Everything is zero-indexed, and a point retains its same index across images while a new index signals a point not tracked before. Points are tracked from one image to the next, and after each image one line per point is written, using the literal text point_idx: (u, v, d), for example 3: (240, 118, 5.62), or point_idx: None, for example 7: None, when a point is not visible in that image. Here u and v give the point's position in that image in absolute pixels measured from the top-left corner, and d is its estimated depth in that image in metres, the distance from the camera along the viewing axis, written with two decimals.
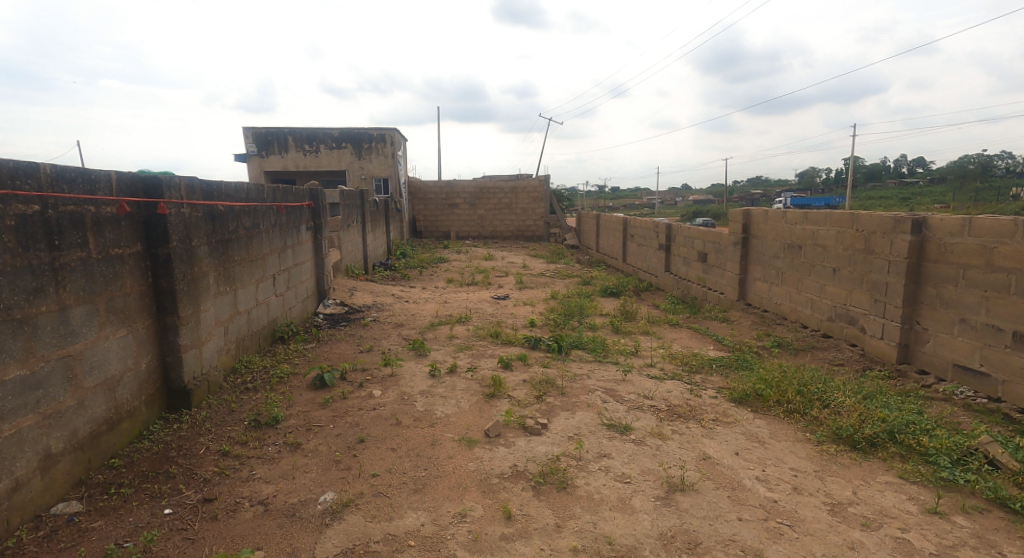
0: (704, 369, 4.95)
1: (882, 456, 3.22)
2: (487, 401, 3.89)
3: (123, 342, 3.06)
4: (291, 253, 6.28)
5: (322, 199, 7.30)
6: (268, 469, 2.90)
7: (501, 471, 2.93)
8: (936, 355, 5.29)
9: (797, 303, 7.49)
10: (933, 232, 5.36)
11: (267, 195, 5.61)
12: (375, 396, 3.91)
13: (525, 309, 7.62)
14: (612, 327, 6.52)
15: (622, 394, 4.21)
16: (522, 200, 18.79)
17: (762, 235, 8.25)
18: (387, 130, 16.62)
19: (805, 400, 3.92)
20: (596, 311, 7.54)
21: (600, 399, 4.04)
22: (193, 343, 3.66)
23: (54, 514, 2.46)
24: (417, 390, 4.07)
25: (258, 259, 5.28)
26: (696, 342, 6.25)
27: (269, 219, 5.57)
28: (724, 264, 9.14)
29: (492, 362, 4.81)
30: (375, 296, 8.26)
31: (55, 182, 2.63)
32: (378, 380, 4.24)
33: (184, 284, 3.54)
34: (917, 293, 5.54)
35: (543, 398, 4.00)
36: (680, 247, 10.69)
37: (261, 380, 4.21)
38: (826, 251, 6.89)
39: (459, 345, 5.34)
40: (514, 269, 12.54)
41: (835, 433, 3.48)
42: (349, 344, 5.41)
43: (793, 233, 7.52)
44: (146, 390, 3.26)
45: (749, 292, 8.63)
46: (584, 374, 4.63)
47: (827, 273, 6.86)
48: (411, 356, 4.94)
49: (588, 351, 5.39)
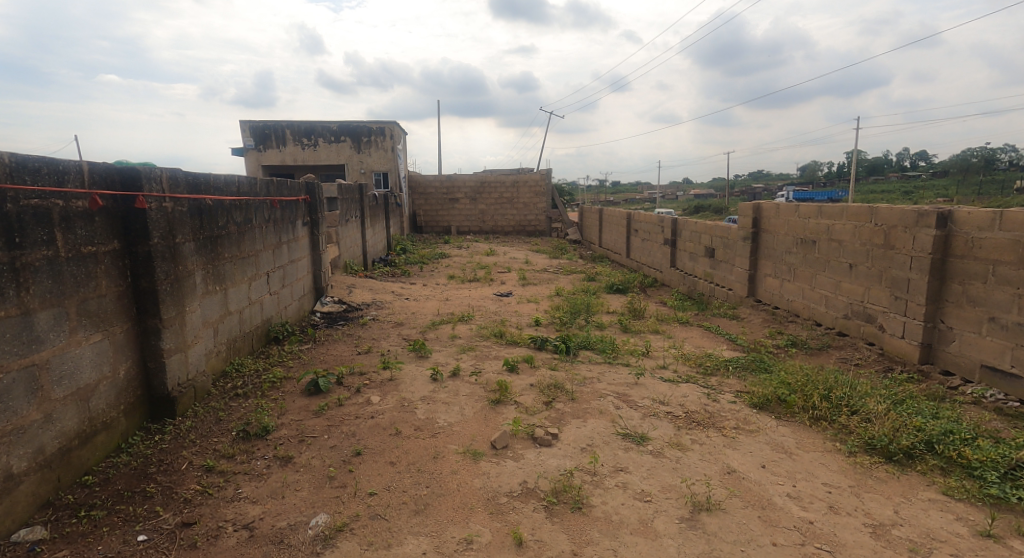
0: (720, 372, 4.73)
1: (922, 469, 2.97)
2: (493, 408, 3.65)
3: (99, 348, 2.82)
4: (286, 249, 6.02)
5: (319, 193, 7.04)
6: (255, 487, 2.65)
7: (511, 489, 2.69)
8: (963, 356, 5.05)
9: (810, 301, 7.24)
10: (958, 227, 5.13)
11: (260, 189, 5.34)
12: (372, 402, 3.67)
13: (529, 307, 7.38)
14: (620, 325, 6.29)
15: (635, 399, 3.97)
16: (523, 194, 18.53)
17: (773, 229, 7.99)
18: (386, 123, 16.39)
19: (832, 406, 3.67)
20: (603, 309, 7.31)
21: (613, 406, 3.80)
22: (178, 347, 3.41)
23: (15, 542, 2.21)
24: (418, 396, 3.83)
25: (250, 255, 5.03)
26: (708, 341, 6.01)
27: (261, 214, 5.32)
28: (733, 260, 8.89)
29: (497, 364, 4.57)
30: (375, 294, 8.03)
31: (16, 173, 2.38)
32: (377, 385, 4.00)
33: (168, 284, 3.30)
34: (941, 290, 5.30)
35: (552, 404, 3.77)
36: (686, 242, 10.45)
37: (252, 385, 3.96)
38: (842, 246, 6.65)
39: (463, 346, 5.10)
40: (516, 265, 12.31)
41: (866, 442, 3.24)
42: (346, 346, 5.16)
43: (806, 228, 7.27)
44: (124, 399, 3.02)
45: (759, 289, 8.39)
46: (594, 377, 4.39)
47: (843, 269, 6.62)
48: (412, 358, 4.70)
49: (598, 352, 5.15)
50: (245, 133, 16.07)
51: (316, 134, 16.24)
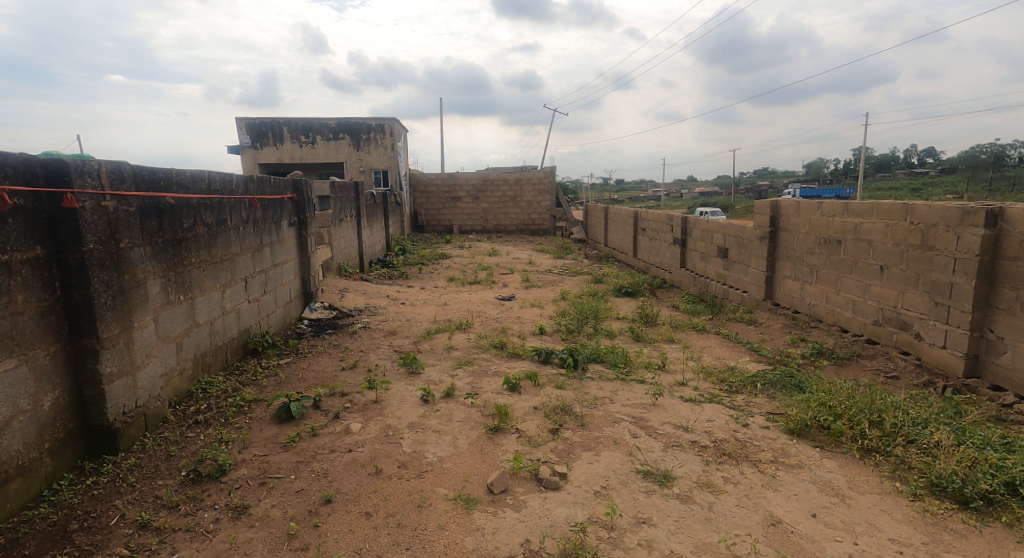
0: (747, 390, 4.23)
1: (1007, 519, 2.47)
2: (491, 438, 3.16)
3: (12, 378, 2.37)
4: (269, 252, 5.53)
5: (307, 190, 6.54)
6: (194, 552, 2.19)
7: (510, 552, 2.21)
8: (1017, 369, 4.54)
9: (835, 305, 6.71)
10: (1010, 225, 4.63)
11: (237, 186, 4.86)
12: (352, 431, 3.19)
13: (533, 313, 6.87)
14: (631, 334, 5.79)
15: (654, 425, 3.47)
16: (526, 192, 18.02)
17: (793, 229, 7.47)
18: (386, 119, 15.90)
19: (883, 435, 3.17)
20: (612, 314, 6.81)
21: (628, 434, 3.30)
22: (124, 371, 2.92)
23: None
24: (405, 423, 3.35)
25: (223, 259, 4.55)
26: (728, 351, 5.51)
27: (237, 213, 4.83)
28: (749, 261, 8.38)
29: (497, 382, 4.06)
30: (368, 298, 7.54)
31: None
32: (359, 409, 3.52)
33: (109, 296, 2.81)
34: (990, 296, 4.80)
35: (558, 432, 3.28)
36: (697, 242, 9.94)
37: (217, 409, 3.47)
38: (871, 247, 6.13)
39: (459, 360, 4.62)
40: (519, 266, 11.80)
41: (933, 483, 2.73)
42: (330, 360, 4.67)
43: (830, 227, 6.74)
44: (51, 436, 2.55)
45: (777, 291, 7.86)
46: (605, 397, 3.89)
47: (873, 271, 6.10)
48: (402, 374, 4.21)
49: (609, 367, 4.65)
50: (240, 130, 15.56)
51: (313, 131, 15.76)
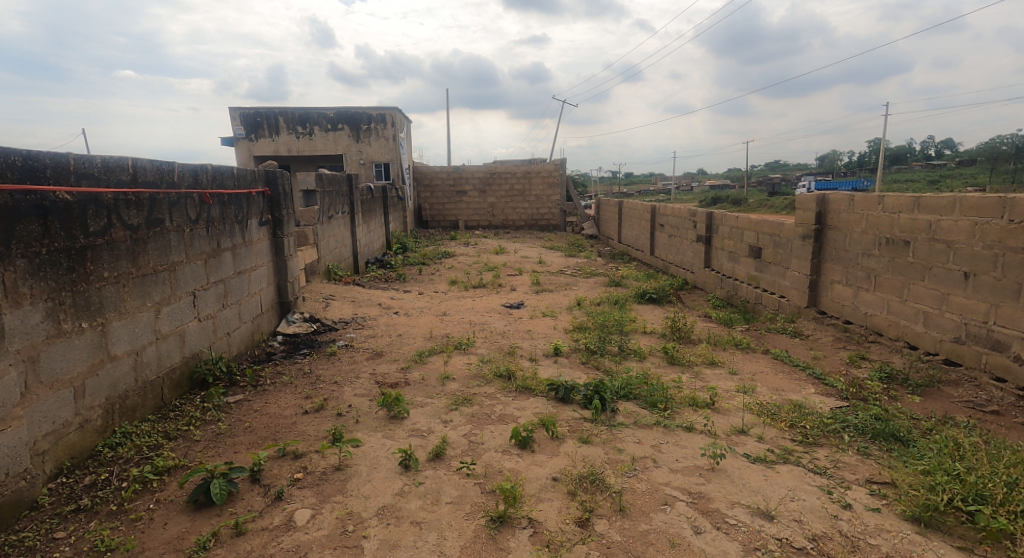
0: (829, 443, 3.23)
1: None
2: (494, 540, 2.21)
3: None
4: (230, 257, 4.56)
5: (282, 183, 5.54)
6: None
7: None
8: None
9: (899, 317, 5.66)
10: None
11: (181, 178, 3.88)
12: (296, 525, 2.25)
13: (545, 326, 5.88)
14: (663, 355, 4.81)
15: (720, 507, 2.49)
16: (536, 185, 17.00)
17: (844, 226, 6.39)
18: (387, 109, 14.88)
19: None
20: (637, 328, 5.83)
21: (688, 526, 2.34)
22: None
23: None
24: (374, 506, 2.40)
25: (160, 270, 3.59)
26: (785, 379, 4.51)
27: (182, 211, 3.86)
28: (788, 263, 7.32)
29: (501, 435, 3.08)
30: (355, 307, 6.58)
31: None
32: (313, 481, 2.57)
33: None
34: None
35: (587, 525, 2.32)
36: (725, 240, 8.90)
37: (118, 483, 2.53)
38: (951, 249, 5.09)
39: (454, 397, 3.64)
40: (529, 266, 10.81)
41: None
42: (292, 397, 3.71)
43: (894, 225, 5.68)
44: None
45: (823, 298, 6.80)
46: (647, 458, 2.91)
47: (955, 278, 5.06)
48: (379, 422, 3.25)
49: (644, 406, 3.65)
50: (235, 121, 14.71)
51: (310, 122, 14.80)
